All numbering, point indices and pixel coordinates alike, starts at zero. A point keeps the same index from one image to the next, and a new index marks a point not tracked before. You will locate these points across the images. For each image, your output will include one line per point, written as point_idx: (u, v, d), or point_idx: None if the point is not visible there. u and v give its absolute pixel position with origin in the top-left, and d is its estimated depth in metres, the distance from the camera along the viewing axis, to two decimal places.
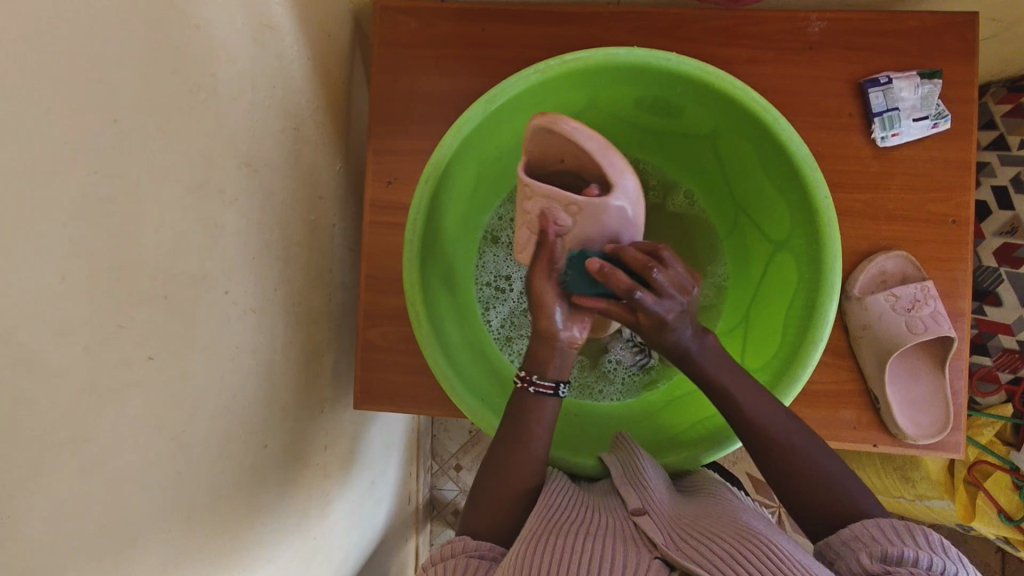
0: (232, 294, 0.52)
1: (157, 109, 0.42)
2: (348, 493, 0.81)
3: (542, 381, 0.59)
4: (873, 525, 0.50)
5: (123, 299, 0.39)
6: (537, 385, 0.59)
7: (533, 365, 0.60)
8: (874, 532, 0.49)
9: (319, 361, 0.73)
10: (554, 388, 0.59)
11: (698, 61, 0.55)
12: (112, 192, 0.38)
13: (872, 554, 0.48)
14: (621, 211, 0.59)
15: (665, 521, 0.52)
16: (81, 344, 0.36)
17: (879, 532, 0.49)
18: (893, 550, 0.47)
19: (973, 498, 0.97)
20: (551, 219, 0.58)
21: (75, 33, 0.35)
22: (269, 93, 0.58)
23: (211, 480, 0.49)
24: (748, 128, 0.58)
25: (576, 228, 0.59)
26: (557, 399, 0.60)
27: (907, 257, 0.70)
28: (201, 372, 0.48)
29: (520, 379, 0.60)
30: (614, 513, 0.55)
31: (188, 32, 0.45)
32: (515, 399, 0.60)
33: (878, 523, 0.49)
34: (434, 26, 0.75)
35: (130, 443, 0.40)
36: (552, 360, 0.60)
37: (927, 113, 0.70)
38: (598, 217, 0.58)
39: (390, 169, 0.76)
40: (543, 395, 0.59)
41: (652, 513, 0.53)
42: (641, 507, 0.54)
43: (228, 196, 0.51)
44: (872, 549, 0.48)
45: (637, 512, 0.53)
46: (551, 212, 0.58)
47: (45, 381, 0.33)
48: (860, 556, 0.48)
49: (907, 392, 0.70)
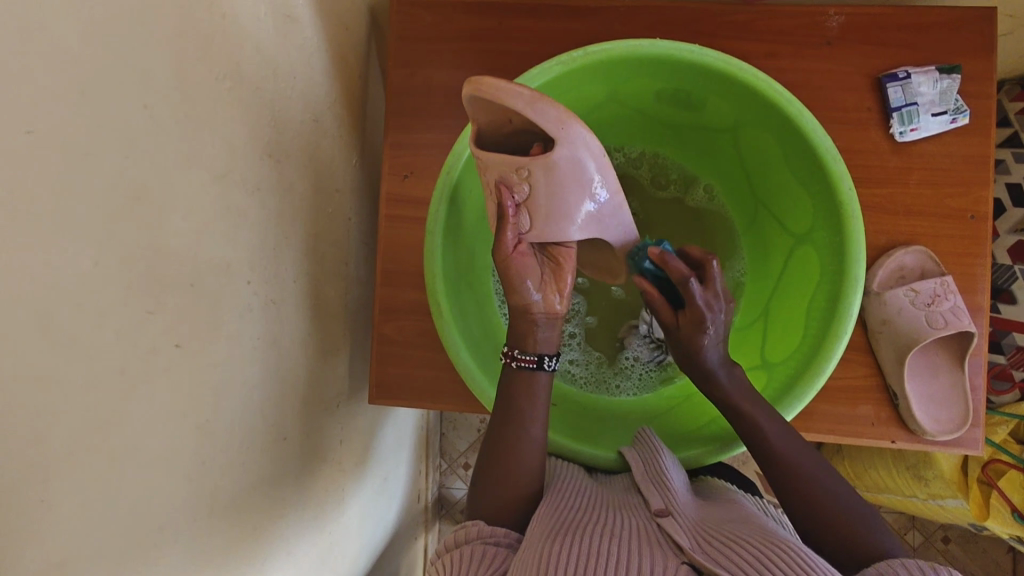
0: (253, 285, 0.51)
1: (185, 93, 0.42)
2: (362, 490, 0.81)
3: (525, 355, 0.59)
4: (901, 564, 0.48)
5: (150, 285, 0.39)
6: (520, 360, 0.59)
7: (515, 340, 0.60)
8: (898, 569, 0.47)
9: (335, 356, 0.72)
10: (538, 361, 0.59)
11: (720, 53, 0.55)
12: (141, 176, 0.38)
13: None
14: (574, 164, 0.51)
15: (689, 524, 0.52)
16: (112, 328, 0.35)
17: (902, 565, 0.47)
18: None
19: (988, 498, 0.96)
20: (507, 193, 0.53)
21: (108, 13, 0.35)
22: (290, 83, 0.58)
23: (233, 470, 0.49)
24: (770, 120, 0.58)
25: (534, 195, 0.54)
26: (544, 372, 0.60)
27: (926, 252, 0.70)
28: (224, 360, 0.47)
29: (504, 355, 0.60)
30: (637, 513, 0.55)
31: (214, 19, 0.44)
32: (503, 374, 0.60)
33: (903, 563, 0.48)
34: (452, 20, 0.75)
35: (156, 430, 0.40)
36: (534, 332, 0.60)
37: (945, 108, 0.70)
38: (553, 179, 0.52)
39: (406, 163, 0.75)
40: (527, 369, 0.59)
41: (676, 515, 0.53)
42: (665, 508, 0.54)
43: (250, 187, 0.51)
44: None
45: (661, 513, 0.54)
46: (501, 181, 0.53)
47: (76, 363, 0.33)
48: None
49: (927, 388, 0.70)
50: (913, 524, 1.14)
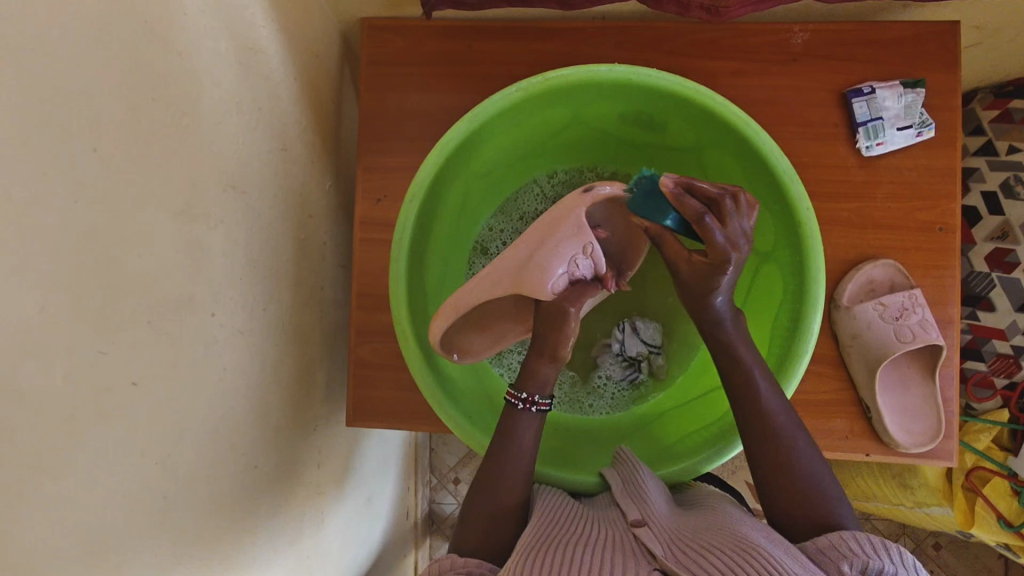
0: (218, 317, 0.52)
1: (137, 134, 0.42)
2: (343, 510, 0.81)
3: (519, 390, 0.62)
4: (853, 536, 0.48)
5: (106, 326, 0.39)
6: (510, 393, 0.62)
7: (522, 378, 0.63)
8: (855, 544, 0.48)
9: (311, 380, 0.73)
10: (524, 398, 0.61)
11: (677, 76, 0.56)
12: (92, 218, 0.38)
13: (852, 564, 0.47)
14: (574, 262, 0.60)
15: (665, 535, 0.52)
16: (63, 371, 0.36)
17: (861, 543, 0.48)
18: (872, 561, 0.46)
19: (973, 505, 0.98)
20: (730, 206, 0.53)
21: (55, 64, 0.35)
22: (255, 114, 0.59)
23: (198, 502, 0.49)
24: (730, 141, 0.59)
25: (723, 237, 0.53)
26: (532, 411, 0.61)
27: (894, 265, 0.70)
28: (187, 396, 0.48)
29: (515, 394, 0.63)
30: (614, 525, 0.55)
31: (169, 58, 0.45)
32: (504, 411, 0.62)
33: (853, 534, 0.49)
34: (420, 43, 0.76)
35: (113, 469, 0.40)
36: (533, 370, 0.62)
37: (911, 122, 0.70)
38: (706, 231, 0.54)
39: (379, 187, 0.76)
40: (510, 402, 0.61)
41: (653, 525, 0.53)
42: (641, 519, 0.54)
43: (213, 220, 0.52)
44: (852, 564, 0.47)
45: (637, 524, 0.53)
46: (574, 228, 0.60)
47: (27, 410, 0.33)
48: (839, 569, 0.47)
49: (898, 401, 0.70)
50: (904, 531, 1.14)
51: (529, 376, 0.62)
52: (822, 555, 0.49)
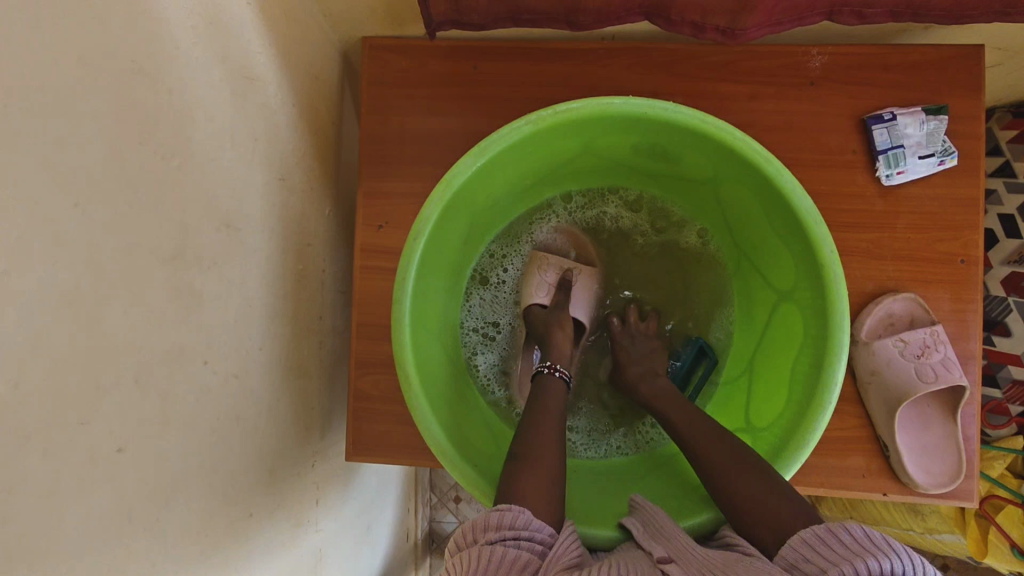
0: (211, 363, 0.49)
1: (123, 180, 0.40)
2: (342, 544, 0.78)
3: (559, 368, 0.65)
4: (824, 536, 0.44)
5: (88, 393, 0.36)
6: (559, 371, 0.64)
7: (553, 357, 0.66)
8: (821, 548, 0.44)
9: (310, 414, 0.70)
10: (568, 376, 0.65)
11: (695, 110, 0.53)
12: (73, 279, 0.35)
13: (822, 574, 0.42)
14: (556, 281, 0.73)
15: (696, 562, 0.47)
16: (39, 449, 0.33)
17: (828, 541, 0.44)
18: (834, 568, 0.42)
19: (985, 533, 0.95)
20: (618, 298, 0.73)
21: (30, 114, 0.33)
22: (251, 145, 0.56)
23: (190, 560, 0.47)
24: (748, 177, 0.56)
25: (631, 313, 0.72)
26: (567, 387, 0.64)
27: (916, 299, 0.67)
28: (179, 451, 0.45)
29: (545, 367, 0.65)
30: (638, 559, 0.49)
31: (158, 96, 0.43)
32: (545, 385, 0.63)
33: (808, 537, 0.45)
34: (424, 63, 0.73)
35: (95, 543, 0.37)
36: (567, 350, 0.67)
37: (932, 150, 0.68)
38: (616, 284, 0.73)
39: (380, 213, 0.74)
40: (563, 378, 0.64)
41: (681, 561, 0.48)
42: (667, 556, 0.49)
43: (207, 262, 0.49)
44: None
45: (663, 560, 0.49)
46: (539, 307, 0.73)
47: (1, 499, 0.31)
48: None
49: (917, 440, 0.68)
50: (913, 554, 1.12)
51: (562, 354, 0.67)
52: (794, 573, 0.44)
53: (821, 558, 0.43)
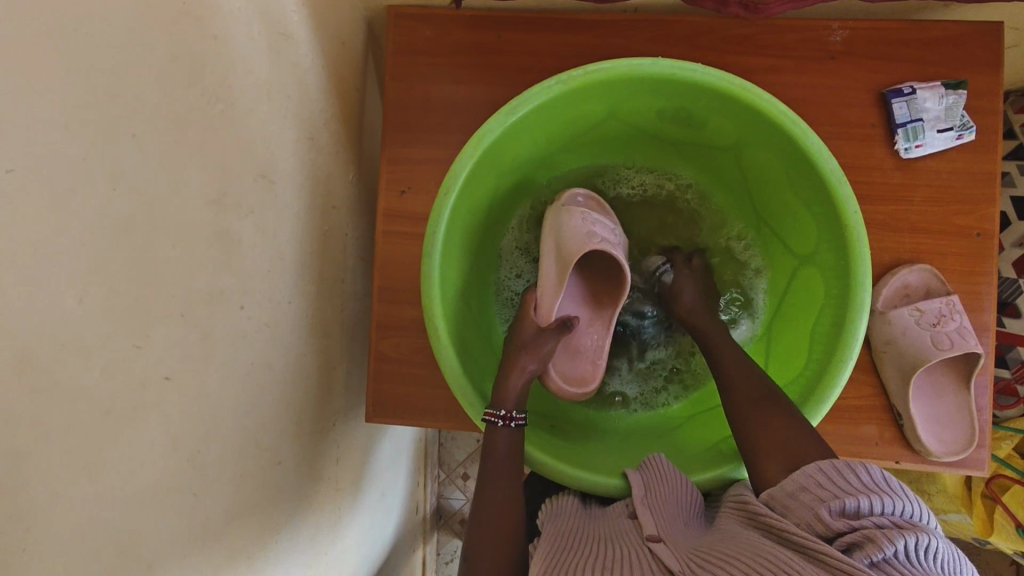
0: (247, 309, 0.50)
1: (172, 117, 0.41)
2: (359, 507, 0.79)
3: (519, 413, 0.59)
4: (822, 474, 0.48)
5: (141, 318, 0.38)
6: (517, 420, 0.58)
7: (500, 402, 0.59)
8: (824, 482, 0.47)
9: (331, 375, 0.71)
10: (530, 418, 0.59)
11: (721, 72, 0.55)
12: (129, 209, 0.36)
13: (829, 507, 0.45)
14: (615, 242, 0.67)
15: (683, 549, 0.49)
16: (99, 366, 0.34)
17: (833, 481, 0.47)
18: (849, 501, 0.44)
19: (991, 513, 0.95)
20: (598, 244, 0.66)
21: (92, 43, 0.34)
22: (284, 100, 0.57)
23: (224, 497, 0.48)
24: (772, 139, 0.58)
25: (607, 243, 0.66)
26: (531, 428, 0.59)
27: (930, 270, 0.69)
28: (217, 389, 0.46)
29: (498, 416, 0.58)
30: (628, 539, 0.51)
31: (206, 40, 0.44)
32: (490, 436, 0.58)
33: (824, 471, 0.48)
34: (449, 32, 0.74)
35: (142, 466, 0.38)
36: (507, 386, 0.61)
37: (951, 124, 0.69)
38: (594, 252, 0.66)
39: (404, 178, 0.75)
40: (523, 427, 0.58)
41: (670, 542, 0.49)
42: (657, 534, 0.50)
43: (243, 210, 0.50)
44: (830, 502, 0.45)
45: (652, 538, 0.50)
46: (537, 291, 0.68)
47: (62, 405, 0.32)
48: (818, 511, 0.45)
49: (931, 409, 0.69)
50: None
51: (506, 395, 0.60)
52: (800, 497, 0.48)
53: (834, 490, 0.46)
